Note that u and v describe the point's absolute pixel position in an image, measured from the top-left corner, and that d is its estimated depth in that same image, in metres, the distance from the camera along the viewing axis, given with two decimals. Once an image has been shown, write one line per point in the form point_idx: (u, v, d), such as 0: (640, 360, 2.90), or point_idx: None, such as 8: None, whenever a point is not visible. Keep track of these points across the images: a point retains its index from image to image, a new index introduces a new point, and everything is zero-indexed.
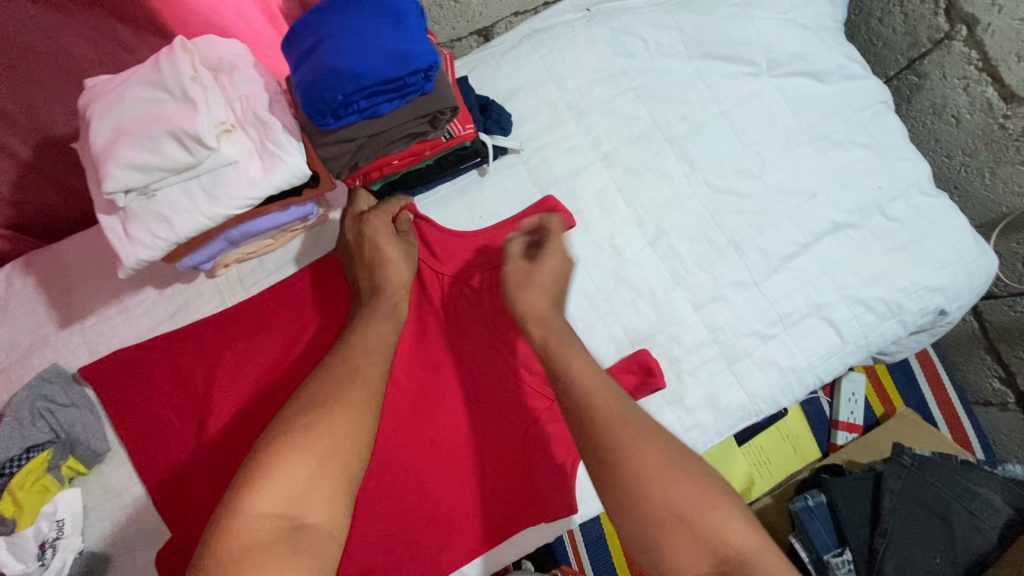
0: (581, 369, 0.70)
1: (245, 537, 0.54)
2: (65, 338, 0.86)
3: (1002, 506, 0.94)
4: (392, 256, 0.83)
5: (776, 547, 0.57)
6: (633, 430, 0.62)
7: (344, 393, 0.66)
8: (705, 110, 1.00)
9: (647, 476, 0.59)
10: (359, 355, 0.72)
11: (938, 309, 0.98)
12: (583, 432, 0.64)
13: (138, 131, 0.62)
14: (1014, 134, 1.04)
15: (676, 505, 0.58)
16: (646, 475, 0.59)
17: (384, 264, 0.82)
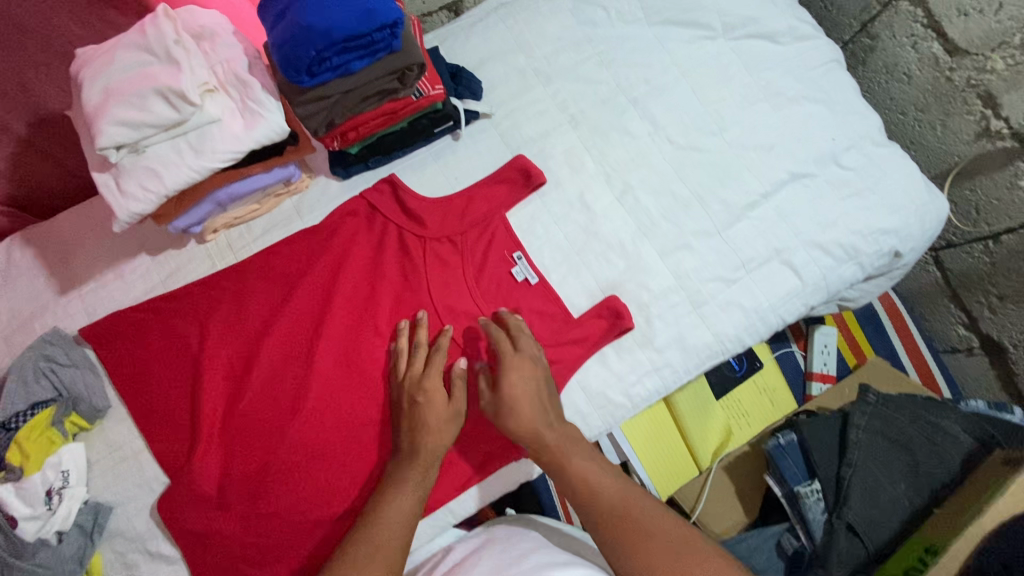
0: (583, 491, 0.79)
1: None
2: (64, 304, 0.91)
3: (960, 437, 1.04)
4: (433, 404, 0.85)
5: None
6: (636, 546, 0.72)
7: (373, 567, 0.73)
8: (666, 72, 1.06)
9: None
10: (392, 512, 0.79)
11: (893, 251, 1.04)
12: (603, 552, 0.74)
13: (127, 91, 0.67)
14: (960, 85, 1.10)
15: None
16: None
17: (431, 422, 0.84)
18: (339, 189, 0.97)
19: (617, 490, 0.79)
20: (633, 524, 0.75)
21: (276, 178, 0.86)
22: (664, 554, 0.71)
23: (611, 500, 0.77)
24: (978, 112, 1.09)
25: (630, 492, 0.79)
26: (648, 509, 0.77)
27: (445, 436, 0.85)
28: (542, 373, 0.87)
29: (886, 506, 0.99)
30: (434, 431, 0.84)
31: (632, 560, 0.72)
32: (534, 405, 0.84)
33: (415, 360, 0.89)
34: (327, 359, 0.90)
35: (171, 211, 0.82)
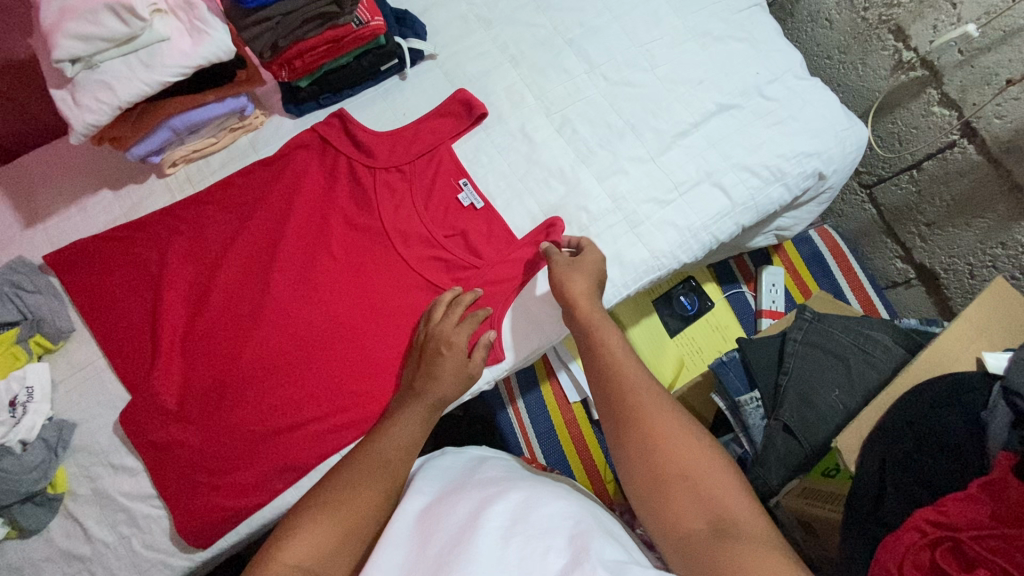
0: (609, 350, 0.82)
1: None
2: (29, 236, 0.95)
3: (891, 344, 1.10)
4: (454, 357, 0.88)
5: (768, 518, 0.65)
6: (639, 400, 0.75)
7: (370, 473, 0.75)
8: (599, 16, 1.13)
9: (651, 439, 0.71)
10: (394, 432, 0.81)
11: (817, 173, 1.11)
12: (611, 403, 0.77)
13: (79, 7, 0.73)
14: (874, 22, 1.18)
15: (680, 465, 0.69)
16: (651, 438, 0.71)
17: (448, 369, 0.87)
18: (292, 125, 1.03)
19: (634, 381, 0.78)
20: (649, 411, 0.74)
21: (229, 108, 0.93)
22: (661, 426, 0.72)
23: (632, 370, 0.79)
24: (892, 46, 1.17)
25: (648, 385, 0.77)
26: (665, 405, 0.75)
27: (451, 386, 0.87)
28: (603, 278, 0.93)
29: (823, 411, 1.03)
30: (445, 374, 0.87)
31: (643, 444, 0.72)
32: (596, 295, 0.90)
33: (451, 312, 0.92)
34: (283, 278, 0.95)
35: (127, 133, 0.87)
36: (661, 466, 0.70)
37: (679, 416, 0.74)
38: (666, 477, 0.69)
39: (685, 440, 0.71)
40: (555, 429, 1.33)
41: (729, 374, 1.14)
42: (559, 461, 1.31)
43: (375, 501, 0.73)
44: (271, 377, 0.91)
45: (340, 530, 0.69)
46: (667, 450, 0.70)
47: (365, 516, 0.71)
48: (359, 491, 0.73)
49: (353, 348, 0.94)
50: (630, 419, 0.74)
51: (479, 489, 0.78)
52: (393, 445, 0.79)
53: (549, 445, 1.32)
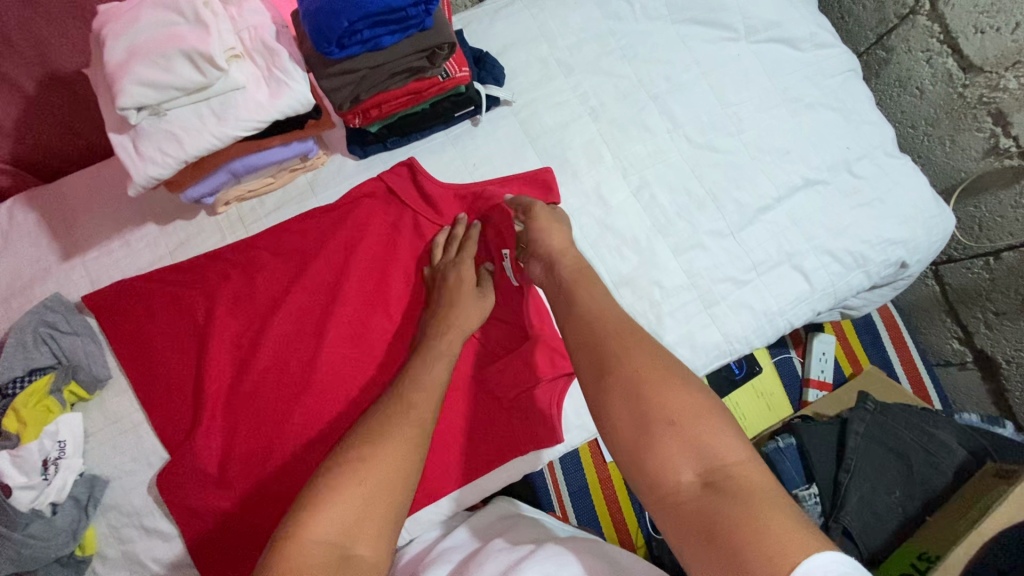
0: (590, 301, 0.72)
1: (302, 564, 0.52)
2: (66, 270, 0.88)
3: (955, 447, 1.05)
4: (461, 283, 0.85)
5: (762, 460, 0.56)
6: (629, 349, 0.63)
7: (397, 428, 0.64)
8: (687, 71, 1.06)
9: (643, 384, 0.59)
10: (426, 391, 0.71)
11: (899, 261, 1.05)
12: (594, 354, 0.65)
13: (151, 51, 0.65)
14: (972, 102, 1.11)
15: (667, 410, 0.58)
16: (643, 383, 0.60)
17: (459, 305, 0.83)
18: (355, 167, 0.96)
19: (609, 325, 0.67)
20: (632, 357, 0.62)
21: (295, 152, 0.86)
22: (647, 372, 0.61)
23: (616, 320, 0.68)
24: (988, 129, 1.11)
25: (630, 329, 0.66)
26: (648, 345, 0.64)
27: (473, 310, 0.84)
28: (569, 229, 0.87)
29: (881, 513, 1.01)
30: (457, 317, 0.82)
31: (628, 386, 0.60)
32: (559, 239, 0.83)
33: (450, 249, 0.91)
34: (338, 339, 0.88)
35: (185, 178, 0.80)
36: (648, 403, 0.58)
37: (666, 358, 0.63)
38: (653, 415, 0.58)
39: (673, 380, 0.60)
40: (589, 488, 1.29)
41: (786, 463, 1.08)
42: (591, 521, 1.27)
43: (411, 458, 0.63)
44: (321, 447, 0.85)
45: (364, 495, 0.58)
46: (649, 394, 0.59)
47: (397, 479, 0.60)
48: (395, 453, 0.62)
49: None
50: (611, 366, 0.62)
51: (500, 553, 0.74)
52: (420, 402, 0.69)
53: (582, 504, 1.28)
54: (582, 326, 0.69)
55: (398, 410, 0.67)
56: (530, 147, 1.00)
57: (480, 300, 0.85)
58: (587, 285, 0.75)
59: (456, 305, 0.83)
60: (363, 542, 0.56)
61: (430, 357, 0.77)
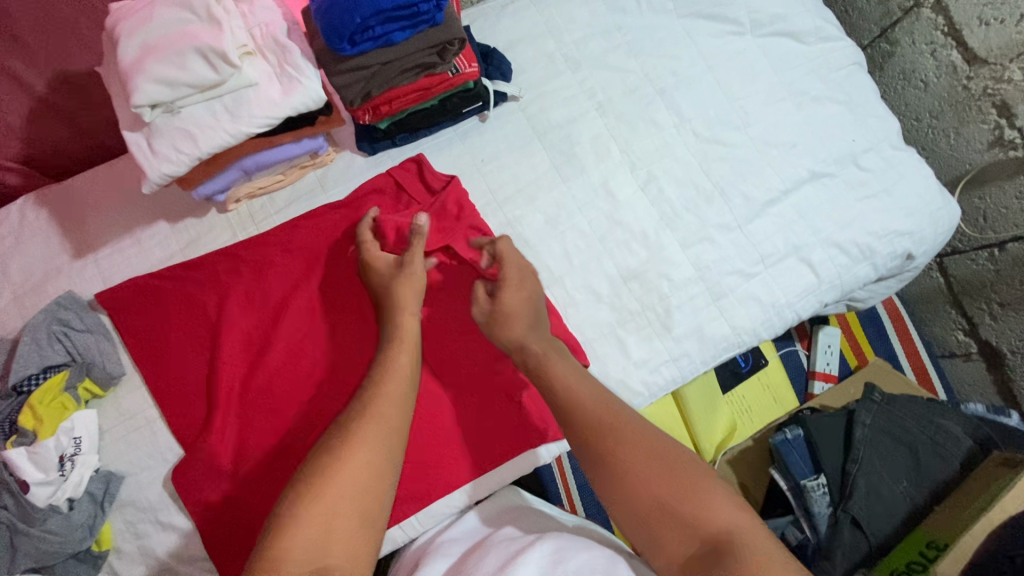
0: (564, 373, 0.76)
1: None
2: (79, 268, 0.88)
3: (962, 436, 1.06)
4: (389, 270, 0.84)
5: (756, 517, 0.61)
6: (613, 432, 0.68)
7: (355, 436, 0.65)
8: (693, 65, 1.06)
9: (630, 469, 0.65)
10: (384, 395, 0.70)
11: (906, 253, 1.06)
12: (582, 440, 0.69)
13: (166, 48, 0.66)
14: (977, 94, 1.12)
15: (660, 493, 0.62)
16: (630, 468, 0.65)
17: (401, 297, 0.81)
18: (363, 164, 0.96)
19: (596, 402, 0.72)
20: (615, 441, 0.67)
21: (305, 149, 0.86)
22: (635, 454, 0.65)
23: (593, 397, 0.72)
24: (993, 121, 1.11)
25: (620, 409, 0.71)
26: (640, 425, 0.69)
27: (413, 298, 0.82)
28: (537, 298, 0.84)
29: (891, 503, 1.01)
30: (403, 304, 0.81)
31: (618, 472, 0.65)
32: (519, 306, 0.83)
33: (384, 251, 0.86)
34: (348, 335, 0.89)
35: (197, 175, 0.81)
36: (639, 486, 0.63)
37: (651, 439, 0.67)
38: (647, 498, 0.63)
39: (659, 459, 0.65)
40: None
41: (793, 454, 1.09)
42: (599, 514, 1.28)
43: (376, 466, 0.64)
44: None
45: (330, 513, 0.59)
46: (645, 476, 0.64)
47: (359, 490, 0.61)
48: (352, 465, 0.62)
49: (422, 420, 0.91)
50: (599, 452, 0.67)
51: (500, 548, 0.73)
52: (388, 399, 0.70)
53: (590, 497, 1.29)
54: (564, 408, 0.72)
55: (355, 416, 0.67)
56: (538, 142, 1.01)
57: (416, 281, 0.83)
58: (559, 359, 0.78)
59: (394, 294, 0.82)
60: (339, 550, 0.58)
61: (399, 343, 0.77)
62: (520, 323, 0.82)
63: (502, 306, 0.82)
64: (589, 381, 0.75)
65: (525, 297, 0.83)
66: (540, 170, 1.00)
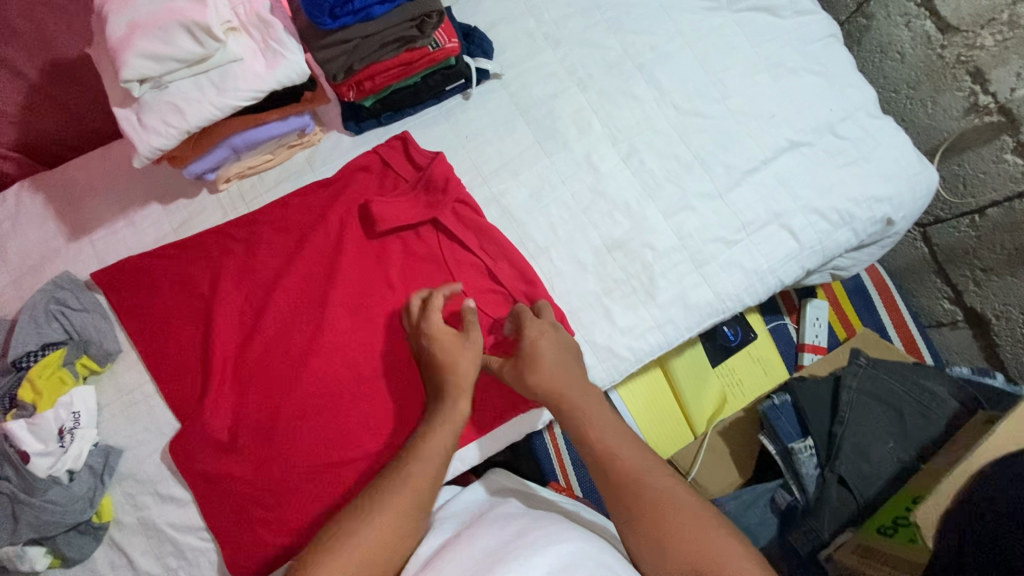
0: (603, 429, 0.81)
1: None
2: (75, 250, 0.91)
3: (945, 396, 1.07)
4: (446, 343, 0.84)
5: None
6: (644, 485, 0.74)
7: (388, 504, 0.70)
8: (672, 40, 1.08)
9: (659, 527, 0.70)
10: (422, 465, 0.75)
11: (885, 218, 1.07)
12: (614, 489, 0.75)
13: (152, 24, 0.68)
14: (951, 62, 1.14)
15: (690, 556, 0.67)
16: (659, 526, 0.70)
17: (449, 366, 0.82)
18: (350, 143, 0.99)
19: (631, 455, 0.78)
20: (648, 494, 0.73)
21: (293, 127, 0.89)
22: (668, 514, 0.71)
23: (629, 453, 0.78)
24: (968, 88, 1.13)
25: (652, 466, 0.77)
26: (672, 484, 0.74)
27: (466, 369, 0.83)
28: (563, 337, 0.88)
29: (876, 463, 1.03)
30: (456, 377, 0.82)
31: (648, 528, 0.70)
32: (553, 355, 0.86)
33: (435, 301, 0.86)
34: (340, 307, 0.91)
35: (187, 153, 0.83)
36: (669, 548, 0.68)
37: (682, 502, 0.72)
38: (676, 558, 0.67)
39: (691, 521, 0.70)
40: None
41: (781, 419, 1.11)
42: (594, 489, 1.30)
43: (396, 543, 0.69)
44: (323, 410, 0.87)
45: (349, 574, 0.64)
46: (675, 535, 0.69)
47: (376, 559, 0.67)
48: (376, 533, 0.68)
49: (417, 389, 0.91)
50: (631, 505, 0.73)
51: (501, 524, 0.76)
52: (418, 478, 0.73)
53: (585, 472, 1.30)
54: (601, 460, 0.78)
55: (393, 483, 0.72)
56: (521, 118, 1.03)
57: (472, 355, 0.84)
58: (595, 411, 0.83)
59: (449, 364, 0.82)
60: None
61: (447, 422, 0.79)
62: (558, 379, 0.85)
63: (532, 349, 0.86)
64: (627, 437, 0.81)
65: (558, 347, 0.87)
66: (524, 145, 1.02)
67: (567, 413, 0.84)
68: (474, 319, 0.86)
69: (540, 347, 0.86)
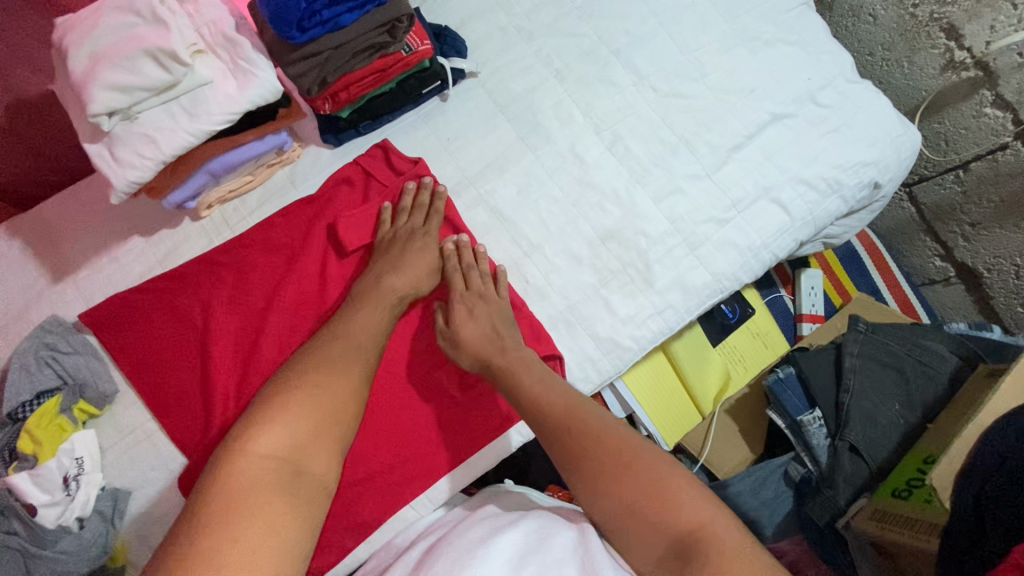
0: (535, 380, 0.84)
1: (249, 473, 0.64)
2: (59, 292, 0.89)
3: (947, 354, 1.08)
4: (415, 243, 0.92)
5: (727, 516, 0.66)
6: (583, 424, 0.77)
7: (337, 366, 0.77)
8: (645, 22, 1.07)
9: (598, 468, 0.72)
10: (364, 329, 0.83)
11: (873, 182, 1.07)
12: (557, 430, 0.78)
13: (116, 55, 0.67)
14: (924, 20, 1.14)
15: (629, 497, 0.69)
16: (598, 468, 0.72)
17: (403, 271, 0.89)
18: (330, 156, 0.98)
19: (564, 402, 0.80)
20: (587, 434, 0.76)
21: (270, 146, 0.87)
22: (603, 457, 0.73)
23: (563, 401, 0.81)
24: (942, 45, 1.13)
25: (584, 407, 0.80)
26: (604, 422, 0.77)
27: (421, 283, 0.91)
28: (503, 311, 0.91)
29: (886, 427, 1.03)
30: (411, 266, 0.90)
31: (586, 468, 0.73)
32: (487, 321, 0.90)
33: (416, 215, 0.94)
34: None
35: (166, 182, 0.82)
36: (609, 488, 0.71)
37: (618, 441, 0.75)
38: (618, 497, 0.70)
39: (626, 459, 0.72)
40: None
41: (786, 392, 1.13)
42: None
43: (351, 393, 0.76)
44: None
45: (308, 421, 0.71)
46: (612, 475, 0.71)
47: (333, 409, 0.73)
48: (326, 391, 0.74)
49: (428, 404, 0.93)
50: (573, 446, 0.76)
51: (494, 517, 0.80)
52: (364, 344, 0.81)
53: None
54: (533, 407, 0.81)
55: (339, 350, 0.79)
56: (501, 115, 1.02)
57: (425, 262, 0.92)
58: (523, 369, 0.85)
59: (406, 260, 0.90)
60: (313, 462, 0.69)
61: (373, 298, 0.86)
62: (488, 345, 0.88)
63: (459, 327, 0.90)
64: (552, 382, 0.84)
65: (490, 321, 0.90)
66: (507, 142, 1.01)
67: (501, 376, 0.86)
68: (453, 257, 0.94)
69: (470, 321, 0.90)
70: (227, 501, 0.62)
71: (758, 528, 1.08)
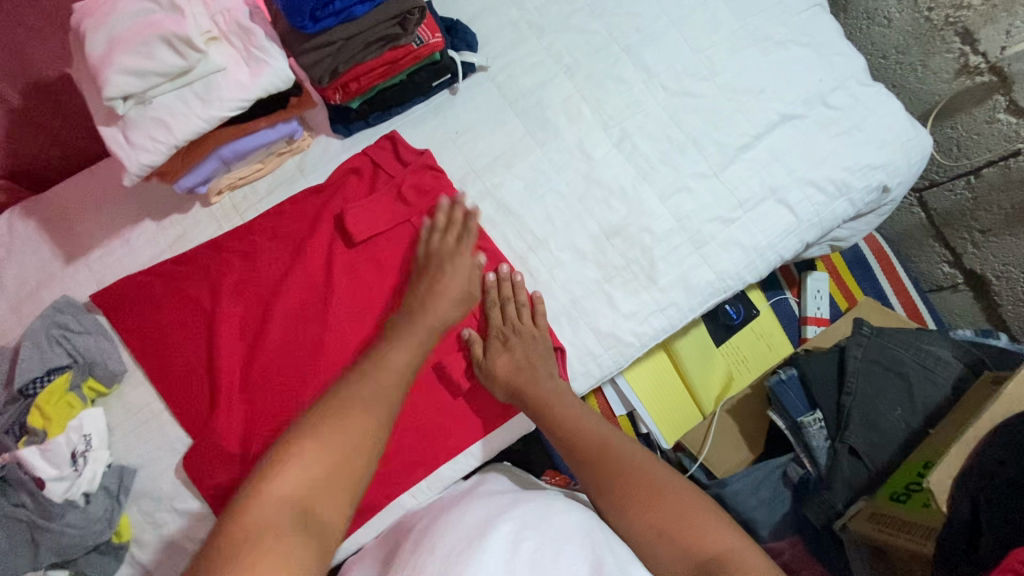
0: (573, 415, 0.86)
1: (256, 517, 0.58)
2: (71, 273, 0.91)
3: (950, 359, 1.07)
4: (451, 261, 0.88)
5: (755, 550, 0.68)
6: (616, 456, 0.81)
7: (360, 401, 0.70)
8: (657, 20, 1.07)
9: (631, 499, 0.76)
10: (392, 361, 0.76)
11: (881, 186, 1.07)
12: (592, 463, 0.81)
13: (131, 40, 0.69)
14: (939, 24, 1.13)
15: (657, 525, 0.73)
16: (631, 499, 0.76)
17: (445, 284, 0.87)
18: (340, 146, 0.99)
19: (599, 434, 0.84)
20: (621, 466, 0.79)
21: (280, 134, 0.88)
22: (635, 484, 0.77)
23: (598, 431, 0.85)
24: (957, 49, 1.12)
25: (617, 440, 0.83)
26: (635, 453, 0.81)
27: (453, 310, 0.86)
28: (542, 345, 0.92)
29: (886, 430, 1.03)
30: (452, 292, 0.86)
31: (620, 496, 0.77)
32: (524, 352, 0.91)
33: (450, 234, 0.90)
34: (339, 312, 0.90)
35: (178, 166, 0.84)
36: (642, 518, 0.74)
37: (649, 471, 0.78)
38: (647, 523, 0.73)
39: (652, 486, 0.76)
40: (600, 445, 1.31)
41: (788, 393, 1.11)
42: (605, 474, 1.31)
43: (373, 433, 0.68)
44: None
45: (326, 462, 0.63)
46: (644, 505, 0.75)
47: (354, 450, 0.66)
48: (347, 428, 0.67)
49: (427, 392, 0.92)
50: (606, 477, 0.79)
51: (491, 498, 0.82)
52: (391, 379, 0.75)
53: None
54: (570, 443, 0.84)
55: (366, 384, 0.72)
56: (510, 109, 1.02)
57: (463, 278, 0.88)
58: (559, 403, 0.87)
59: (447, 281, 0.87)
60: (327, 507, 0.62)
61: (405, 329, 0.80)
62: (522, 376, 0.90)
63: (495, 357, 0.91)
64: (591, 417, 0.87)
65: (531, 355, 0.91)
66: (515, 137, 1.01)
67: (539, 407, 0.88)
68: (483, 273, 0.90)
69: (506, 352, 0.91)
70: (231, 543, 0.55)
71: (754, 527, 1.09)
